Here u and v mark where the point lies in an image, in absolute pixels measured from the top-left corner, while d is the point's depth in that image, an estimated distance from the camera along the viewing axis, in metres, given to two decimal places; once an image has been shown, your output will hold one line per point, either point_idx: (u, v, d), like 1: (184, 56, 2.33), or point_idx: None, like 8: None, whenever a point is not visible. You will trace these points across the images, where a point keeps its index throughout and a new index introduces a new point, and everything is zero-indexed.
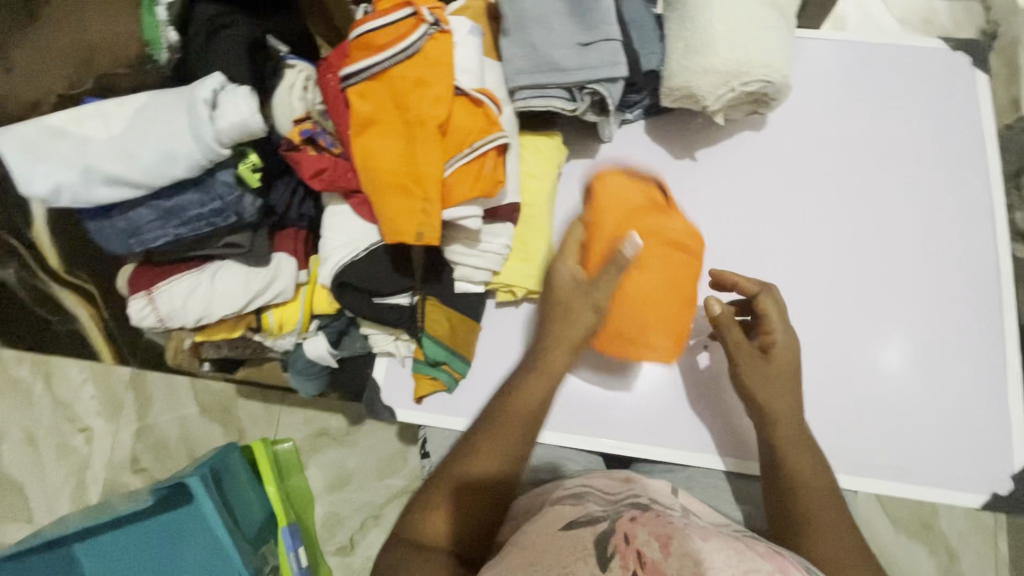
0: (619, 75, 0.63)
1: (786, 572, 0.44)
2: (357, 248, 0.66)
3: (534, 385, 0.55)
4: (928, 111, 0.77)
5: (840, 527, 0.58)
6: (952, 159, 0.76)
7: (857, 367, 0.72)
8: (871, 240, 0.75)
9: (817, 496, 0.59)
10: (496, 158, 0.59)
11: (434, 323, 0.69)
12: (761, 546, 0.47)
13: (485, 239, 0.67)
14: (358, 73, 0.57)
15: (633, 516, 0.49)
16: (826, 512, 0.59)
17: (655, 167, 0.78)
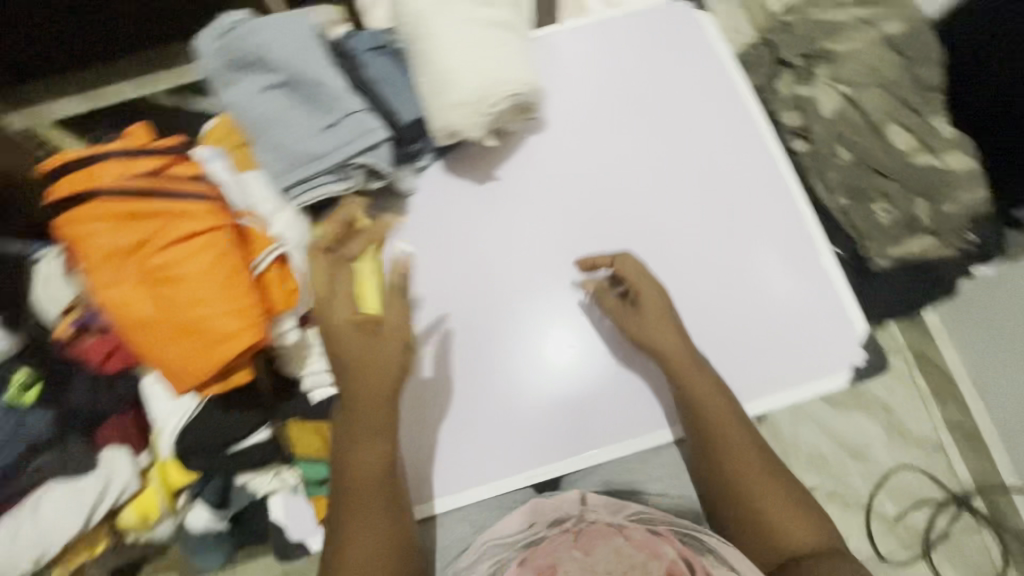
0: (376, 140, 0.62)
1: (657, 554, 0.50)
2: (189, 408, 0.62)
3: (365, 448, 0.56)
4: (675, 61, 0.84)
5: (754, 478, 0.65)
6: (708, 92, 0.83)
7: (714, 304, 0.75)
8: (675, 187, 0.79)
9: (730, 455, 0.66)
10: (280, 270, 0.58)
11: (305, 444, 0.66)
12: (638, 534, 0.53)
13: (319, 340, 0.65)
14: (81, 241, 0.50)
15: (523, 556, 0.55)
16: (742, 443, 0.67)
17: (464, 198, 0.80)
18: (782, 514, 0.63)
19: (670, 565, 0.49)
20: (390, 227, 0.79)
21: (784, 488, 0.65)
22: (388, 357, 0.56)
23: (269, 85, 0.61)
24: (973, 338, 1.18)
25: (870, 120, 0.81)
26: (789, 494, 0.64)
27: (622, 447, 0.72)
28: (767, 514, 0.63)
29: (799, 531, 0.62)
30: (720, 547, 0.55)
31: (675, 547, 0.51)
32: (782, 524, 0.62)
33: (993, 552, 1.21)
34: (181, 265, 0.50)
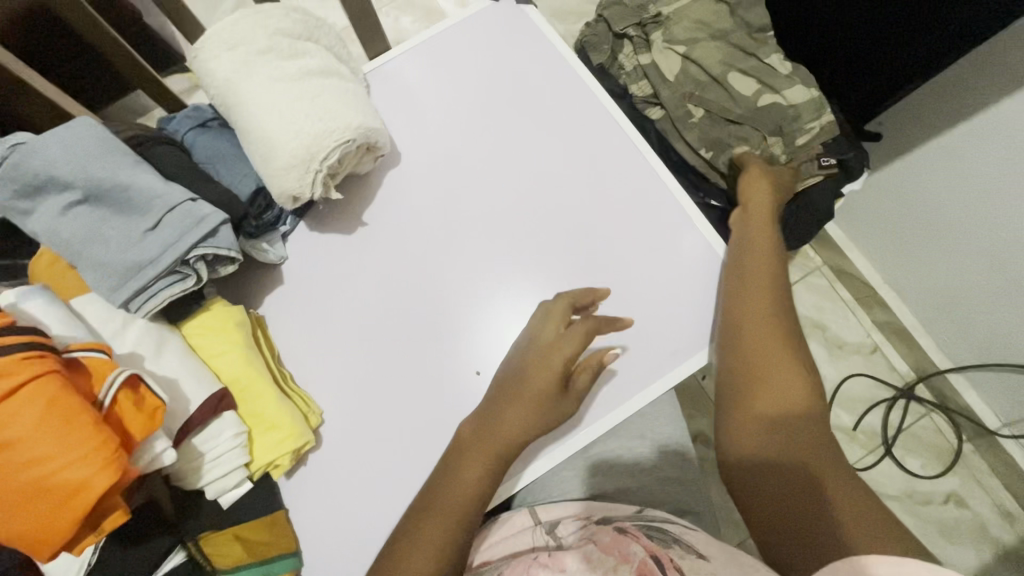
0: (209, 227, 0.60)
1: (628, 558, 0.54)
2: (85, 557, 0.58)
3: (466, 478, 0.62)
4: (512, 60, 0.83)
5: (773, 351, 0.60)
6: (554, 81, 0.82)
7: (628, 280, 0.73)
8: (539, 184, 0.78)
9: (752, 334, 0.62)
10: (132, 396, 0.53)
11: (225, 555, 0.62)
12: (607, 537, 0.58)
13: (207, 447, 0.62)
14: None
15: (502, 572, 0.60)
16: (748, 312, 0.63)
17: (337, 252, 0.77)
18: (781, 370, 0.59)
19: (641, 563, 0.53)
20: (269, 301, 0.76)
21: (782, 354, 0.60)
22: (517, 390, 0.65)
23: (71, 203, 0.56)
24: (876, 242, 1.23)
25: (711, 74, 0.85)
26: (803, 377, 0.59)
27: (602, 425, 0.68)
28: (765, 379, 0.59)
29: (795, 400, 0.57)
30: (685, 534, 0.58)
31: (641, 544, 0.56)
32: (779, 395, 0.58)
33: (948, 433, 1.27)
34: (7, 428, 0.46)
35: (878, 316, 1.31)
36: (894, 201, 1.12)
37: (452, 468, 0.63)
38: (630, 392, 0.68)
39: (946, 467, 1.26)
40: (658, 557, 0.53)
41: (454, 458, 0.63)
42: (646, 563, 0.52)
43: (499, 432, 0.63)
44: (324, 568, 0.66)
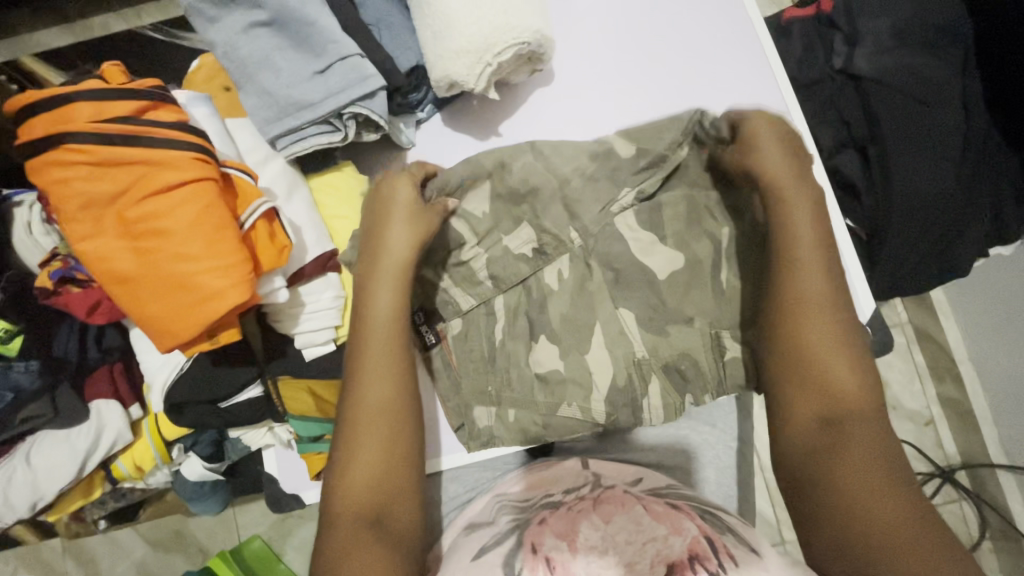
0: (371, 88, 0.58)
1: (680, 529, 0.46)
2: (179, 363, 0.61)
3: (375, 307, 0.56)
4: (709, 54, 0.71)
5: (820, 321, 0.50)
6: (731, 33, 0.71)
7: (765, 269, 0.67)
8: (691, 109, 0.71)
9: (802, 286, 0.52)
10: (269, 226, 0.54)
11: (295, 402, 0.65)
12: (659, 506, 0.50)
13: (311, 298, 0.63)
14: (71, 181, 0.46)
15: (542, 515, 0.52)
16: (811, 280, 0.52)
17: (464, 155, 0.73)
18: (830, 343, 0.50)
19: (693, 541, 0.44)
20: None
21: (834, 333, 0.50)
22: (385, 289, 0.56)
23: (255, 23, 0.58)
24: (977, 315, 1.14)
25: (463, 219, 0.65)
26: (840, 327, 0.51)
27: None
28: (812, 361, 0.50)
29: (852, 393, 0.48)
30: (739, 524, 0.49)
31: (696, 522, 0.47)
32: (835, 381, 0.49)
33: (972, 523, 1.19)
34: (161, 219, 0.46)
35: (946, 391, 1.23)
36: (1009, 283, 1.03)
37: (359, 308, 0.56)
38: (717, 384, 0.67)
39: None
40: (714, 542, 0.44)
41: (364, 286, 0.57)
42: (699, 542, 0.44)
43: (388, 252, 0.57)
44: None
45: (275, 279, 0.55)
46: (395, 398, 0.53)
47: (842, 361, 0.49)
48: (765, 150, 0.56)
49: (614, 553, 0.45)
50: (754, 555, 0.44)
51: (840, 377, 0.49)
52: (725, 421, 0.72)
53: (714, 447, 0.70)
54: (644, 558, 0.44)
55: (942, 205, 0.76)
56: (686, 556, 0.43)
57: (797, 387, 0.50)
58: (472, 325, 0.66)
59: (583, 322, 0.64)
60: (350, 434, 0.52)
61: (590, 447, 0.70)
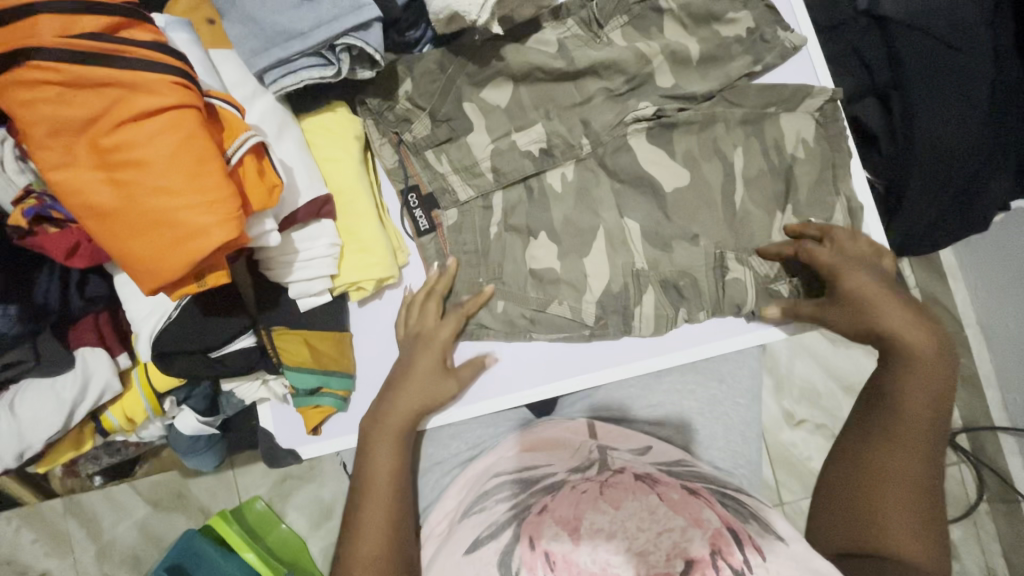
0: (366, 17, 0.54)
1: (699, 520, 0.43)
2: (167, 310, 0.58)
3: (380, 451, 0.60)
4: None
5: (902, 486, 0.52)
6: None
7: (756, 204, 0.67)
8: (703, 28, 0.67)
9: (897, 463, 0.53)
10: (256, 162, 0.50)
11: (292, 353, 0.63)
12: (675, 493, 0.47)
13: (304, 246, 0.60)
14: (38, 102, 0.42)
15: (544, 504, 0.49)
16: (909, 463, 0.52)
17: None
18: (899, 508, 0.51)
19: (716, 533, 0.43)
20: None
21: (915, 503, 0.51)
22: (410, 391, 0.62)
23: None
24: (986, 279, 1.12)
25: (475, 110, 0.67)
26: (915, 498, 0.51)
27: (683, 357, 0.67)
28: (882, 509, 0.51)
29: (919, 558, 0.49)
30: (768, 516, 0.48)
31: (715, 511, 0.46)
32: (904, 543, 0.50)
33: (970, 485, 1.18)
34: (139, 148, 0.43)
35: (952, 357, 1.21)
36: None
37: (361, 457, 0.61)
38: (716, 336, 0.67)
39: (954, 516, 1.18)
40: (733, 534, 0.43)
41: (370, 433, 0.61)
42: (721, 535, 0.42)
43: (394, 411, 0.61)
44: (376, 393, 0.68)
45: (265, 222, 0.52)
46: (396, 500, 0.58)
47: (906, 531, 0.50)
48: (876, 312, 0.57)
49: (621, 539, 0.42)
50: (782, 546, 0.44)
51: (903, 541, 0.50)
52: (734, 377, 0.69)
53: (722, 403, 0.68)
54: (656, 549, 0.41)
55: (967, 155, 0.72)
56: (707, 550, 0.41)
57: (858, 530, 0.52)
58: (467, 217, 0.67)
59: (585, 227, 0.66)
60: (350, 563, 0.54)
61: (595, 402, 0.68)
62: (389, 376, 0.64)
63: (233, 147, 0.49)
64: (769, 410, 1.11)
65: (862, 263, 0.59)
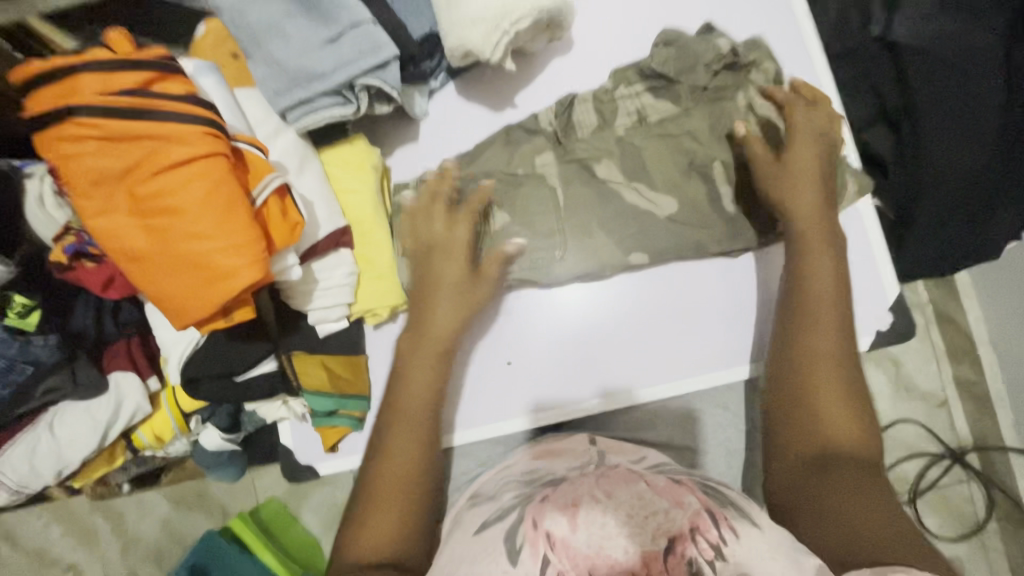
0: (384, 58, 0.56)
1: (680, 502, 0.44)
2: (195, 338, 0.61)
3: (416, 375, 0.61)
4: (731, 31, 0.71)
5: (832, 392, 0.55)
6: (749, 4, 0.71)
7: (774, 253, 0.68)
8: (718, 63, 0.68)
9: (815, 342, 0.58)
10: (280, 203, 0.53)
11: (310, 376, 0.66)
12: (661, 481, 0.47)
13: (323, 276, 0.62)
14: (82, 155, 0.45)
15: (545, 492, 0.49)
16: (820, 342, 0.57)
17: (482, 126, 0.73)
18: (830, 417, 0.54)
19: (695, 514, 0.43)
20: (398, 154, 0.74)
21: (841, 384, 0.56)
22: (444, 306, 0.62)
23: None
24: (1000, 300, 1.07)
25: (490, 159, 0.69)
26: (840, 369, 0.56)
27: (688, 385, 0.68)
28: (813, 406, 0.55)
29: (842, 436, 0.53)
30: (743, 500, 0.46)
31: (696, 495, 0.45)
32: (830, 429, 0.54)
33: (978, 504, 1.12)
34: (172, 196, 0.45)
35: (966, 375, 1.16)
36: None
37: (395, 384, 0.61)
38: (721, 363, 0.68)
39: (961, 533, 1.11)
40: (717, 518, 0.43)
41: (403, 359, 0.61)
42: (702, 517, 0.42)
43: (430, 331, 0.62)
44: None
45: (290, 257, 0.55)
46: (423, 425, 0.59)
47: (838, 414, 0.54)
48: (798, 185, 0.61)
49: (612, 524, 0.43)
50: (757, 528, 0.42)
51: (842, 433, 0.54)
52: (740, 404, 0.70)
53: (728, 430, 0.70)
54: (644, 532, 0.42)
55: (976, 184, 0.70)
56: (688, 531, 0.41)
57: (793, 426, 0.56)
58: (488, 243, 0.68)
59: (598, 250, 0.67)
60: (370, 501, 0.54)
61: (602, 426, 0.70)
62: (415, 308, 0.63)
63: (259, 191, 0.51)
64: None
65: (819, 140, 0.63)
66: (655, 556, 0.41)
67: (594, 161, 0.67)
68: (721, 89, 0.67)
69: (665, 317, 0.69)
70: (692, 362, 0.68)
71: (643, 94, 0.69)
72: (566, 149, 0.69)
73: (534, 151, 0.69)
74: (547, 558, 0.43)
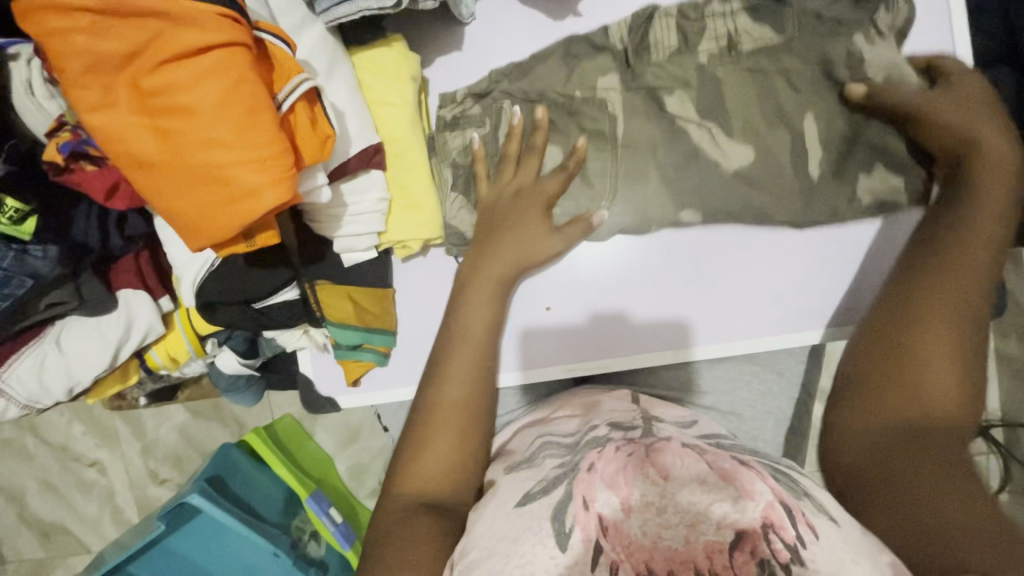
0: None
1: (751, 492, 0.39)
2: (209, 260, 0.55)
3: (476, 310, 0.55)
4: None
5: (946, 342, 0.45)
6: None
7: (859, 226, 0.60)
8: None
9: (938, 294, 0.47)
10: (309, 111, 0.45)
11: (335, 308, 0.61)
12: (726, 462, 0.42)
13: (352, 200, 0.56)
14: (72, 33, 0.37)
15: (591, 462, 0.44)
16: (944, 294, 0.47)
17: (537, 36, 0.63)
18: (933, 377, 0.45)
19: (767, 506, 0.38)
20: (439, 64, 0.64)
21: (957, 340, 0.45)
22: (511, 240, 0.57)
23: None
24: None
25: (544, 75, 0.60)
26: (960, 321, 0.46)
27: (738, 346, 0.62)
28: (919, 363, 0.45)
29: (945, 405, 0.44)
30: (822, 493, 0.41)
31: (768, 483, 0.40)
32: (934, 392, 0.44)
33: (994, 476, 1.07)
34: (184, 93, 0.38)
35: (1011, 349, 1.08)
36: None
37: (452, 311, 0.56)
38: (775, 325, 0.62)
39: None
40: (790, 508, 0.38)
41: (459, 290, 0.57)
42: (775, 508, 0.37)
43: (491, 262, 0.57)
44: (418, 354, 0.66)
45: (319, 174, 0.48)
46: (481, 364, 0.54)
47: (946, 372, 0.45)
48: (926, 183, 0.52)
49: (671, 510, 0.38)
50: (835, 526, 0.38)
51: (947, 395, 0.44)
52: (793, 371, 0.66)
53: (776, 397, 0.65)
54: (708, 518, 0.37)
55: None
56: (761, 523, 0.37)
57: (886, 381, 0.46)
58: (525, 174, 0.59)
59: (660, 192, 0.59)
60: (425, 430, 0.51)
61: (640, 382, 0.65)
62: (483, 233, 0.58)
63: (284, 93, 0.43)
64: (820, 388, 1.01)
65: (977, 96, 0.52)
66: (720, 548, 0.36)
67: (668, 85, 0.58)
68: (840, 21, 0.55)
69: (715, 279, 0.62)
70: (744, 322, 0.62)
71: (739, 14, 0.57)
72: (634, 72, 0.59)
73: (598, 70, 0.59)
74: (598, 543, 0.39)
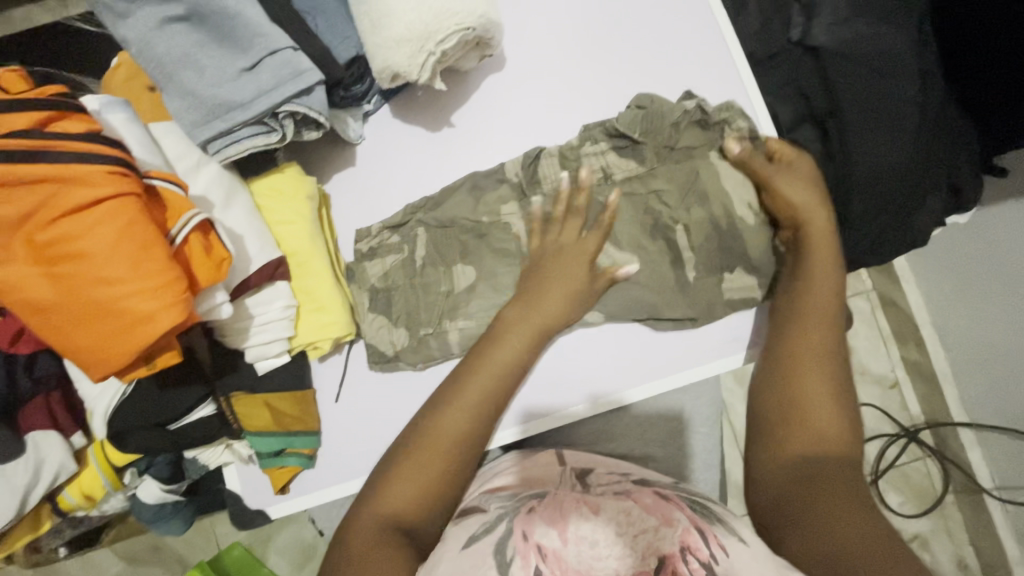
0: (306, 85, 0.55)
1: (671, 521, 0.43)
2: (121, 387, 0.58)
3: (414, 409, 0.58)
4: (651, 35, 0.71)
5: (815, 379, 0.50)
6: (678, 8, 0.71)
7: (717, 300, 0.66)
8: (644, 72, 0.70)
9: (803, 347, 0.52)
10: (203, 239, 0.50)
11: (252, 417, 0.63)
12: (649, 499, 0.47)
13: (258, 311, 0.60)
14: None
15: (533, 505, 0.47)
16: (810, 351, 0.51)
17: (420, 146, 0.72)
18: (816, 412, 0.48)
19: (684, 532, 0.41)
20: (338, 179, 0.73)
21: (827, 384, 0.49)
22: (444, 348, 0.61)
23: (170, 18, 0.53)
24: (936, 283, 1.06)
25: (454, 207, 0.67)
26: (828, 368, 0.51)
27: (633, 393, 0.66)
28: (802, 401, 0.49)
29: (834, 442, 0.47)
30: (731, 516, 0.45)
31: (686, 513, 0.44)
32: (817, 429, 0.47)
33: (935, 478, 1.09)
34: (78, 241, 0.43)
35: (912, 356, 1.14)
36: (985, 241, 0.91)
37: None
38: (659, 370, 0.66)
39: (922, 509, 1.09)
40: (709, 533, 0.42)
41: None
42: (691, 532, 0.41)
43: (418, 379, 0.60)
44: (342, 449, 0.67)
45: (222, 293, 0.52)
46: None
47: (825, 403, 0.49)
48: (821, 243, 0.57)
49: (604, 539, 0.42)
50: (745, 545, 0.40)
51: (825, 427, 0.48)
52: (695, 406, 0.69)
53: (685, 434, 0.68)
54: (635, 550, 0.41)
55: (902, 176, 0.71)
56: (679, 547, 0.40)
57: (786, 429, 0.49)
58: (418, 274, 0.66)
59: None
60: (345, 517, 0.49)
61: (562, 440, 0.68)
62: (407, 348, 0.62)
63: (178, 228, 0.49)
64: (737, 411, 1.08)
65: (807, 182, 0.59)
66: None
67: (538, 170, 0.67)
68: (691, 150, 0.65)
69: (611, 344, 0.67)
70: (635, 372, 0.66)
71: (608, 153, 0.66)
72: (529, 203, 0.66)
73: (500, 200, 0.67)
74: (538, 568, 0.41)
